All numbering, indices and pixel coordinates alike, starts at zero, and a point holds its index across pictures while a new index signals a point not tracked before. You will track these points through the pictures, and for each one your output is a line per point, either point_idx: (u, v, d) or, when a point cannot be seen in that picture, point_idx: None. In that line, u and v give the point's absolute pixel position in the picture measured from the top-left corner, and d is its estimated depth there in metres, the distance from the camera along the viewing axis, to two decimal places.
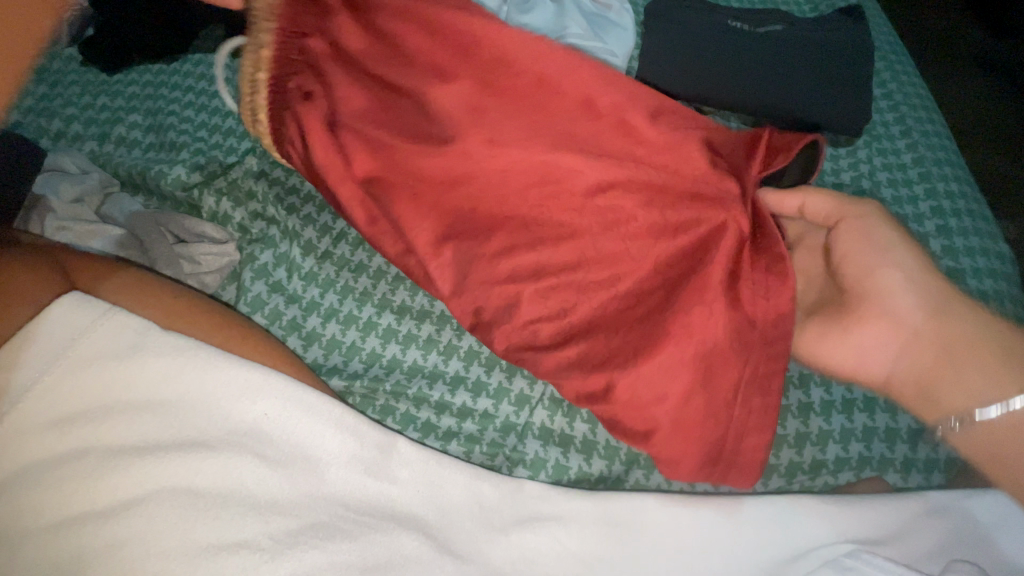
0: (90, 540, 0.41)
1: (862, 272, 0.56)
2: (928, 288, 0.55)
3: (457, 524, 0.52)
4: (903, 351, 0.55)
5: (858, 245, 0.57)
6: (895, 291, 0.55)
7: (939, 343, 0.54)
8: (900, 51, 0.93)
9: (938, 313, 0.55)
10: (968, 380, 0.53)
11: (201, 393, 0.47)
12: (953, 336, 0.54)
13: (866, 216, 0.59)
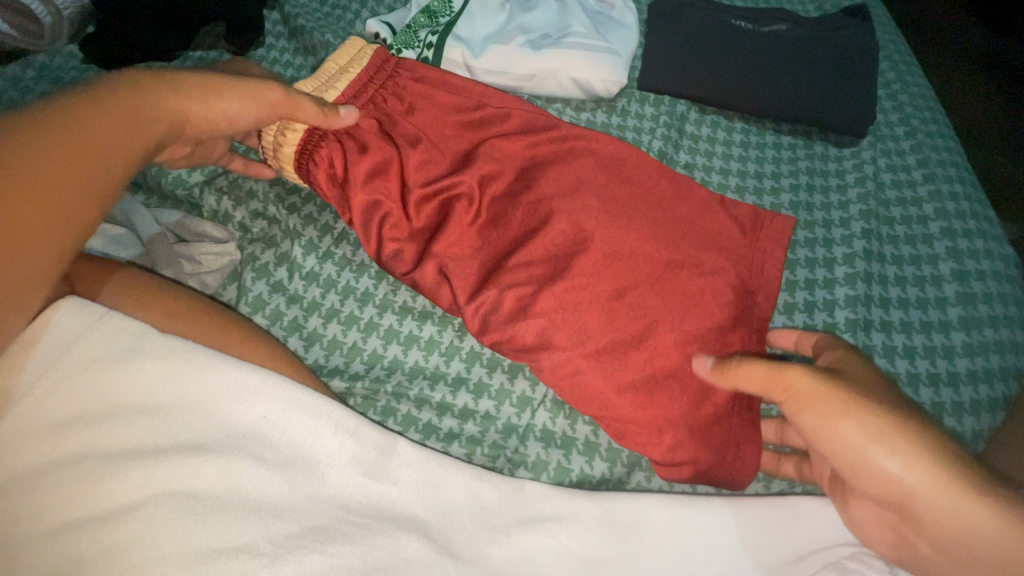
0: (89, 546, 0.41)
1: (850, 466, 0.51)
2: (919, 473, 0.48)
3: (457, 527, 0.52)
4: (867, 516, 0.54)
5: (825, 434, 0.52)
6: (860, 472, 0.51)
7: (929, 475, 0.48)
8: (905, 51, 0.92)
9: (918, 467, 0.48)
10: (959, 521, 0.47)
11: (201, 397, 0.47)
12: (930, 491, 0.48)
13: (877, 389, 0.54)
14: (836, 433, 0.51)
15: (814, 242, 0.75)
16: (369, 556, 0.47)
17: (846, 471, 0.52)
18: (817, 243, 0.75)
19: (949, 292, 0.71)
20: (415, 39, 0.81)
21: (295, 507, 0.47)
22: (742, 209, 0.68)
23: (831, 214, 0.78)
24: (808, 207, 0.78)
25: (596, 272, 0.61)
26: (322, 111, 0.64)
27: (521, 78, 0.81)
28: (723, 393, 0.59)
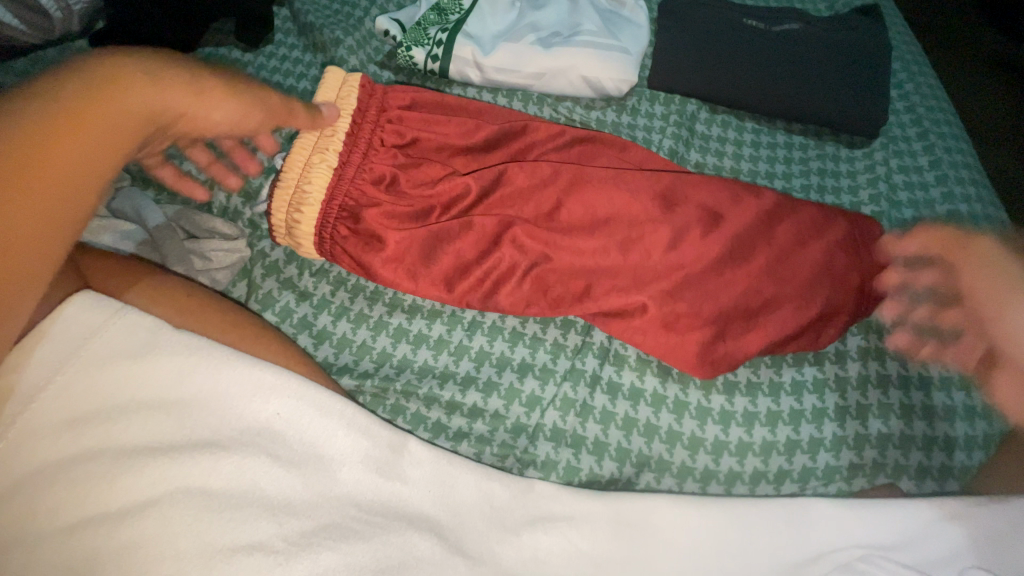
0: (106, 542, 0.41)
1: (992, 300, 0.60)
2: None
3: (468, 525, 0.52)
4: (1012, 390, 0.60)
5: (992, 287, 0.60)
6: (1012, 326, 0.58)
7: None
8: (918, 51, 0.91)
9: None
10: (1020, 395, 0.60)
11: (216, 393, 0.47)
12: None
13: (987, 251, 0.63)
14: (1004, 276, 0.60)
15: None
16: (381, 555, 0.47)
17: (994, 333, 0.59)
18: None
19: None
20: (425, 37, 0.82)
21: (309, 505, 0.47)
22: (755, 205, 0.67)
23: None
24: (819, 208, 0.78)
25: None
26: (311, 117, 0.66)
27: (531, 76, 0.81)
28: None
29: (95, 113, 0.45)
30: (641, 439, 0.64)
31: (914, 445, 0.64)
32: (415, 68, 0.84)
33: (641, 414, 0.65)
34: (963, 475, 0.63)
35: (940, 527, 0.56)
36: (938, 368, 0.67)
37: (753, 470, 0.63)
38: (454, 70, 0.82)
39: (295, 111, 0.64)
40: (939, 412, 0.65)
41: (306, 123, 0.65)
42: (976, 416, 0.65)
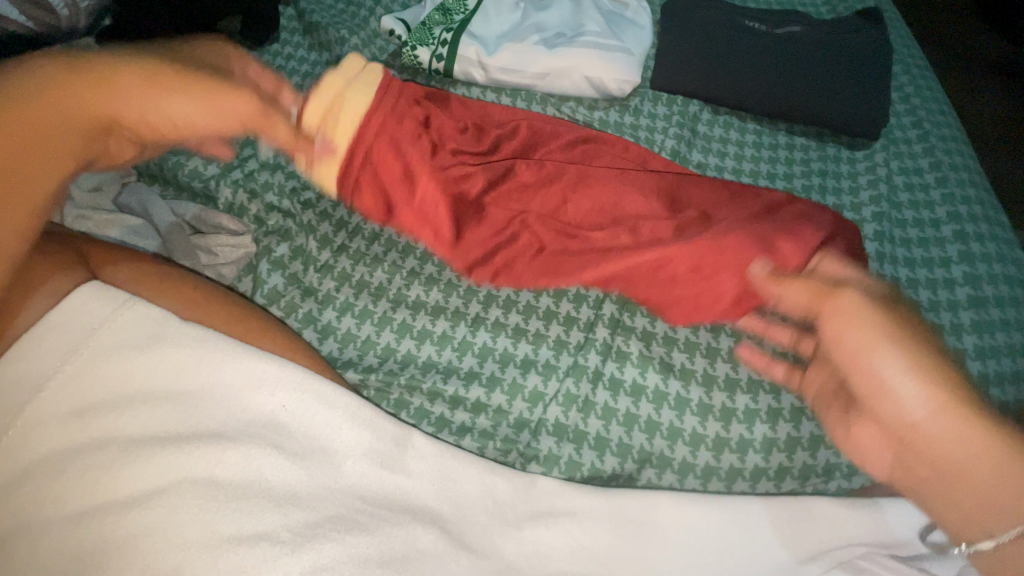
0: (111, 531, 0.41)
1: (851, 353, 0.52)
2: (953, 420, 0.48)
3: (469, 519, 0.52)
4: (869, 433, 0.53)
5: (863, 359, 0.51)
6: (903, 401, 0.49)
7: (945, 407, 0.48)
8: (918, 55, 0.92)
9: (961, 420, 0.47)
10: (968, 455, 0.47)
11: (221, 384, 0.48)
12: (942, 432, 0.48)
13: (862, 303, 0.53)
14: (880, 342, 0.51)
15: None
16: (384, 547, 0.47)
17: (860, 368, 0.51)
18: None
19: (961, 295, 0.71)
20: (430, 36, 0.83)
21: (311, 498, 0.47)
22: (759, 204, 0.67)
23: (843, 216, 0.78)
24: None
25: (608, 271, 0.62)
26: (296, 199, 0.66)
27: (535, 75, 0.82)
28: None
29: (22, 105, 0.47)
30: (642, 436, 0.64)
31: None
32: (420, 67, 0.84)
33: (643, 410, 0.65)
34: None
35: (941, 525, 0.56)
36: None
37: (753, 466, 0.63)
38: (458, 71, 0.83)
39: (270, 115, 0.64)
40: None
41: (281, 124, 0.65)
42: None
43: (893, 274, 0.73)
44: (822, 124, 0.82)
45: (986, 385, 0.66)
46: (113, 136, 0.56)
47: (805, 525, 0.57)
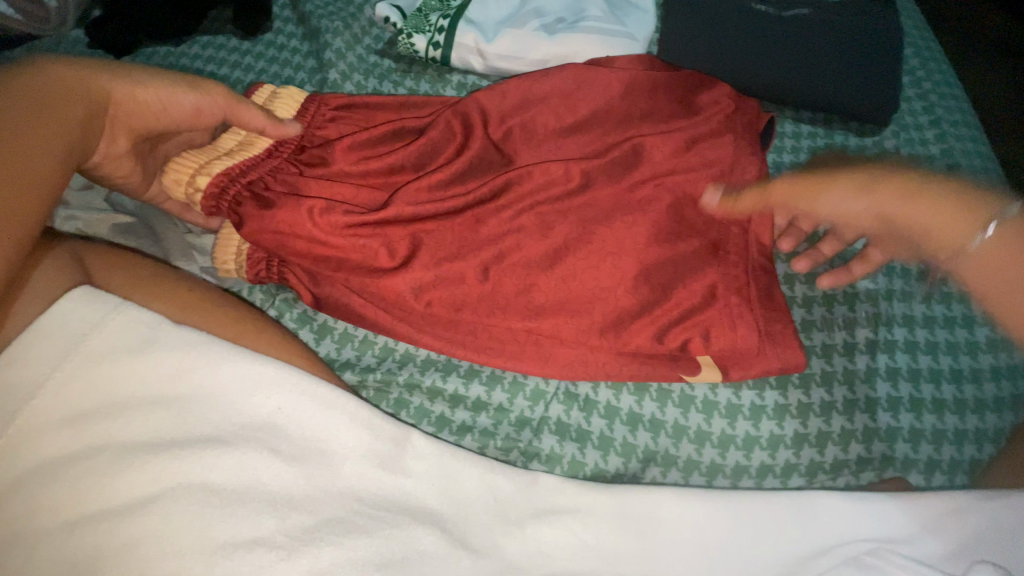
0: (107, 540, 0.41)
1: (802, 197, 0.65)
2: (862, 194, 0.64)
3: (472, 520, 0.52)
4: (929, 213, 0.61)
5: (846, 203, 0.64)
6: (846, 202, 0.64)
7: (857, 186, 0.64)
8: (930, 38, 0.89)
9: (868, 195, 0.63)
10: (909, 207, 0.62)
11: (217, 389, 0.47)
12: (873, 203, 0.63)
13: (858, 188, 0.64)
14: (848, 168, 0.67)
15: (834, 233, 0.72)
16: (387, 547, 0.47)
17: (812, 207, 0.66)
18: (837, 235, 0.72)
19: None
20: (426, 23, 0.81)
21: (309, 501, 0.46)
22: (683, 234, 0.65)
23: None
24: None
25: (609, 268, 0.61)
26: (266, 117, 0.65)
27: (535, 63, 0.80)
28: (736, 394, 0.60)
29: (61, 94, 0.50)
30: (647, 435, 0.63)
31: (923, 438, 0.64)
32: (416, 56, 0.82)
33: (646, 409, 0.64)
34: (971, 468, 0.63)
35: (949, 520, 0.56)
36: (950, 361, 0.66)
37: (758, 461, 0.63)
38: (455, 58, 0.81)
39: (244, 100, 0.63)
40: (950, 406, 0.64)
41: (255, 112, 0.64)
42: (986, 410, 0.64)
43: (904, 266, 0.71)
44: (831, 109, 0.80)
45: (997, 378, 0.65)
46: (127, 131, 0.57)
47: (812, 525, 0.56)
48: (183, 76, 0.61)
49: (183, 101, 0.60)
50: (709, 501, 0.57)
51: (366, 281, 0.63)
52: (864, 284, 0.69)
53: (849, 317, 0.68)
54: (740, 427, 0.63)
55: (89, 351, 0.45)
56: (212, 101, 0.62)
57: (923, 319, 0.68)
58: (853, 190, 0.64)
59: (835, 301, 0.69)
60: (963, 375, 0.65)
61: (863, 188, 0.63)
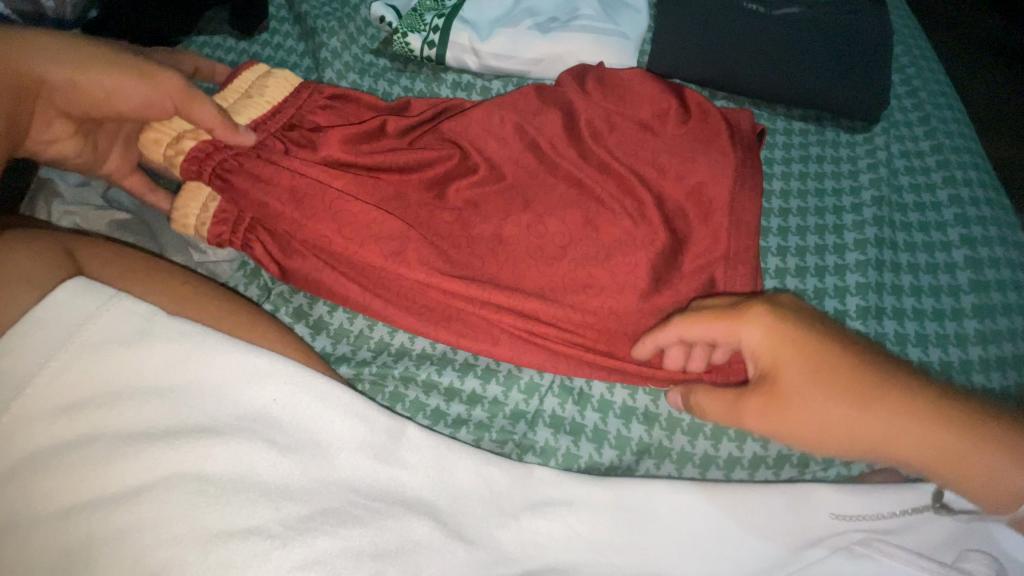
0: (101, 528, 0.41)
1: (789, 409, 0.49)
2: (924, 457, 0.46)
3: (466, 511, 0.52)
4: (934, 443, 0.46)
5: (824, 425, 0.48)
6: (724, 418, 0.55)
7: (845, 396, 0.47)
8: (921, 37, 0.90)
9: (872, 414, 0.46)
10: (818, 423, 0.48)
11: (210, 380, 0.47)
12: (863, 428, 0.47)
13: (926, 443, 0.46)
14: (806, 343, 0.50)
15: (824, 230, 0.74)
16: (382, 537, 0.47)
17: (800, 442, 0.50)
18: (827, 231, 0.74)
19: (962, 280, 0.71)
20: (422, 22, 0.82)
21: (302, 492, 0.46)
22: (672, 233, 0.66)
23: (841, 200, 0.76)
24: (818, 193, 0.76)
25: (599, 271, 0.64)
26: (222, 120, 0.62)
27: (529, 61, 0.80)
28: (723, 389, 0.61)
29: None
30: (640, 428, 0.64)
31: None
32: (411, 55, 0.83)
33: (639, 402, 0.65)
34: None
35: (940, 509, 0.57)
36: (939, 353, 0.67)
37: (750, 452, 0.63)
38: (450, 57, 0.82)
39: (197, 95, 0.61)
40: None
41: (209, 110, 0.61)
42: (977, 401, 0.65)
43: (893, 260, 0.72)
44: (821, 106, 0.80)
45: (987, 369, 0.66)
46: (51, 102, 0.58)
47: (804, 515, 0.56)
48: (126, 56, 0.59)
49: (119, 88, 0.58)
50: (703, 493, 0.57)
51: (366, 279, 0.65)
52: (854, 278, 0.70)
53: (840, 310, 0.69)
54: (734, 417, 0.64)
55: (79, 342, 0.45)
56: (152, 92, 0.60)
57: (912, 312, 0.69)
58: (840, 397, 0.47)
59: (826, 295, 0.70)
60: (952, 366, 0.66)
61: (868, 421, 0.46)
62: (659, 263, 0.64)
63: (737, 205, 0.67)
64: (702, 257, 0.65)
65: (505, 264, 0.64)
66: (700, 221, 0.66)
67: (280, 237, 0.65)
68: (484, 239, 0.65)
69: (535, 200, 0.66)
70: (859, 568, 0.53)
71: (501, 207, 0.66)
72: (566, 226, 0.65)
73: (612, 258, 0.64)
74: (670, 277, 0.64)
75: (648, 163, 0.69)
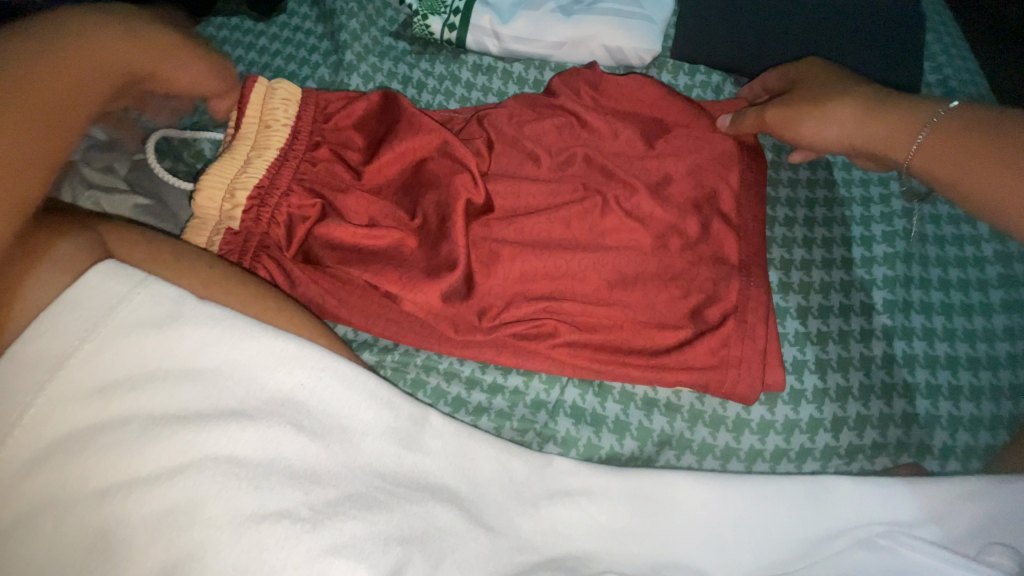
0: (133, 510, 0.41)
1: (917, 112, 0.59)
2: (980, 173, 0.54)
3: (489, 497, 0.52)
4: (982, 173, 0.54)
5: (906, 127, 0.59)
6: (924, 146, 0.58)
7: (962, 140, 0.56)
8: (952, 24, 0.87)
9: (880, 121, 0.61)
10: (891, 137, 0.60)
11: (238, 363, 0.47)
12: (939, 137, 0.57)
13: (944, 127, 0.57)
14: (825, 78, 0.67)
15: (850, 242, 0.71)
16: (409, 520, 0.48)
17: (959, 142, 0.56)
18: (854, 243, 0.71)
19: (992, 274, 0.69)
20: (441, 4, 0.80)
21: (329, 478, 0.46)
22: (690, 227, 0.66)
23: (852, 211, 0.73)
24: (828, 203, 0.73)
25: (622, 266, 0.64)
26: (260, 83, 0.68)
27: (550, 45, 0.79)
28: (744, 386, 0.61)
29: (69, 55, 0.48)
30: (662, 419, 0.64)
31: (938, 425, 0.64)
32: (431, 38, 0.82)
33: (661, 394, 0.65)
34: (986, 455, 0.63)
35: (964, 505, 0.55)
36: (967, 348, 0.66)
37: (773, 446, 0.63)
38: (470, 40, 0.81)
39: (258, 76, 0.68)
40: (966, 393, 0.64)
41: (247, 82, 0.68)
42: (1002, 397, 0.64)
43: (921, 252, 0.70)
44: None
45: (1014, 366, 0.65)
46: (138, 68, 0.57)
47: (828, 510, 0.56)
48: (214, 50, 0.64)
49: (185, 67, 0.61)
50: (726, 486, 0.56)
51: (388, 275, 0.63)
52: (881, 270, 0.69)
53: (866, 304, 0.68)
54: (756, 411, 0.64)
55: (96, 332, 0.45)
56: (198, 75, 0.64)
57: (941, 306, 0.68)
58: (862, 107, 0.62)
59: (852, 288, 0.68)
60: (980, 362, 0.65)
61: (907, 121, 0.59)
62: (679, 257, 0.65)
63: (743, 197, 0.69)
64: (722, 252, 0.66)
65: (525, 257, 0.63)
66: (720, 217, 0.67)
67: (285, 262, 0.64)
68: (508, 229, 0.65)
69: (557, 191, 0.67)
70: (881, 560, 0.53)
71: (525, 202, 0.67)
72: (587, 215, 0.65)
73: (635, 254, 0.65)
74: (691, 270, 0.65)
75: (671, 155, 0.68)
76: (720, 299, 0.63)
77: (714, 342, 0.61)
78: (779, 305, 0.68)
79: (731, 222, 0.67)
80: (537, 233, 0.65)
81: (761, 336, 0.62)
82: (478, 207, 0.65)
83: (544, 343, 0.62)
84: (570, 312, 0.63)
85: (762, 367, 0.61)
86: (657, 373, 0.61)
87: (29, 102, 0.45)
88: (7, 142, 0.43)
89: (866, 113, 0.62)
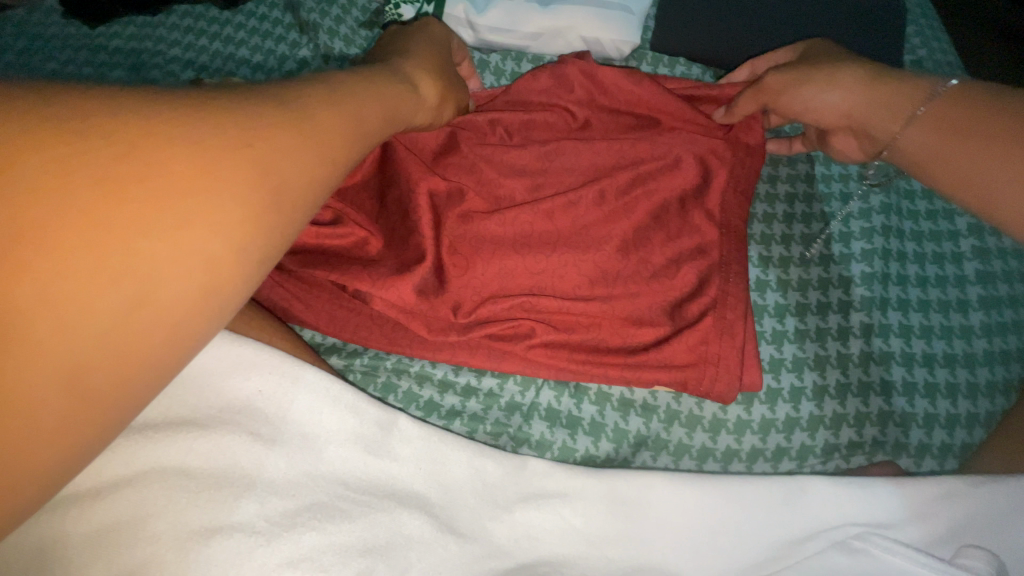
0: (74, 527, 0.39)
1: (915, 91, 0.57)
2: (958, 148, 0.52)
3: (458, 503, 0.51)
4: (970, 147, 0.51)
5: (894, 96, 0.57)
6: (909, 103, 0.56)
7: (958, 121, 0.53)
8: (933, 18, 0.87)
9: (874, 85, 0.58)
10: (888, 106, 0.58)
11: (191, 370, 0.46)
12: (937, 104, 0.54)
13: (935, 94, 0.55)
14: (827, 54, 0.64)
15: (830, 239, 0.70)
16: (374, 530, 0.46)
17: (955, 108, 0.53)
18: (834, 239, 0.70)
19: (969, 271, 0.69)
20: None
21: (286, 489, 0.45)
22: (666, 223, 0.65)
23: (832, 207, 0.72)
24: (807, 199, 0.72)
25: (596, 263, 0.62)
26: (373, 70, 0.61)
27: (527, 36, 0.77)
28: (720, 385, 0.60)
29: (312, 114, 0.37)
30: (638, 420, 0.63)
31: (914, 423, 0.63)
32: None
33: (636, 395, 0.64)
34: (963, 453, 0.63)
35: (939, 506, 0.55)
36: (944, 345, 0.66)
37: (750, 446, 0.62)
38: None
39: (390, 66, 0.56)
40: (943, 391, 0.64)
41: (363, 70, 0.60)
42: (978, 395, 0.64)
43: (900, 249, 0.70)
44: None
45: (991, 363, 0.65)
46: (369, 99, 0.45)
47: (804, 511, 0.55)
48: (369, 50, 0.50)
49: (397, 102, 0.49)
50: (700, 489, 0.55)
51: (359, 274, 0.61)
52: (861, 267, 0.68)
53: (844, 301, 0.67)
54: (732, 411, 0.63)
55: None
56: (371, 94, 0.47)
57: (919, 303, 0.67)
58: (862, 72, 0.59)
59: (831, 285, 0.68)
60: (957, 359, 0.65)
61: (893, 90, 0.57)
62: (655, 254, 0.63)
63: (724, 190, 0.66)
64: (701, 249, 0.64)
65: (497, 253, 0.61)
66: (699, 213, 0.65)
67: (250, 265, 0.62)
68: (480, 224, 0.62)
69: (531, 186, 0.65)
70: (856, 563, 0.52)
71: (497, 196, 0.65)
72: (562, 211, 0.63)
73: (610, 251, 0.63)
74: (668, 268, 0.63)
75: (648, 148, 0.66)
76: (698, 296, 0.62)
77: (692, 339, 0.60)
78: (756, 302, 0.67)
79: (712, 216, 0.65)
80: (510, 228, 0.63)
81: (740, 332, 0.60)
82: (449, 202, 0.63)
83: (521, 343, 0.60)
84: (544, 311, 0.61)
85: (740, 364, 0.60)
86: (633, 372, 0.60)
87: (244, 180, 0.32)
88: (177, 223, 0.29)
89: (872, 85, 0.59)
